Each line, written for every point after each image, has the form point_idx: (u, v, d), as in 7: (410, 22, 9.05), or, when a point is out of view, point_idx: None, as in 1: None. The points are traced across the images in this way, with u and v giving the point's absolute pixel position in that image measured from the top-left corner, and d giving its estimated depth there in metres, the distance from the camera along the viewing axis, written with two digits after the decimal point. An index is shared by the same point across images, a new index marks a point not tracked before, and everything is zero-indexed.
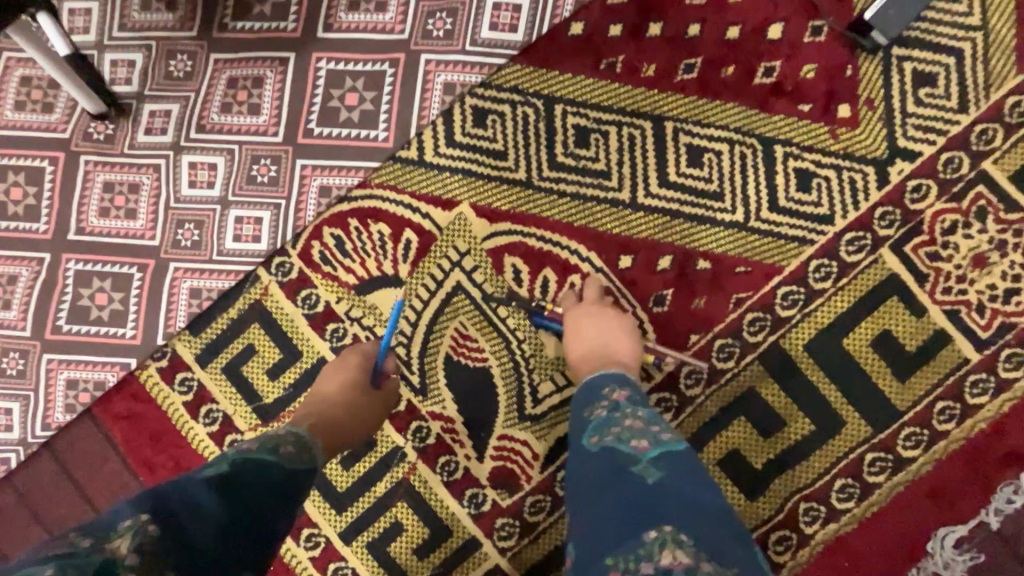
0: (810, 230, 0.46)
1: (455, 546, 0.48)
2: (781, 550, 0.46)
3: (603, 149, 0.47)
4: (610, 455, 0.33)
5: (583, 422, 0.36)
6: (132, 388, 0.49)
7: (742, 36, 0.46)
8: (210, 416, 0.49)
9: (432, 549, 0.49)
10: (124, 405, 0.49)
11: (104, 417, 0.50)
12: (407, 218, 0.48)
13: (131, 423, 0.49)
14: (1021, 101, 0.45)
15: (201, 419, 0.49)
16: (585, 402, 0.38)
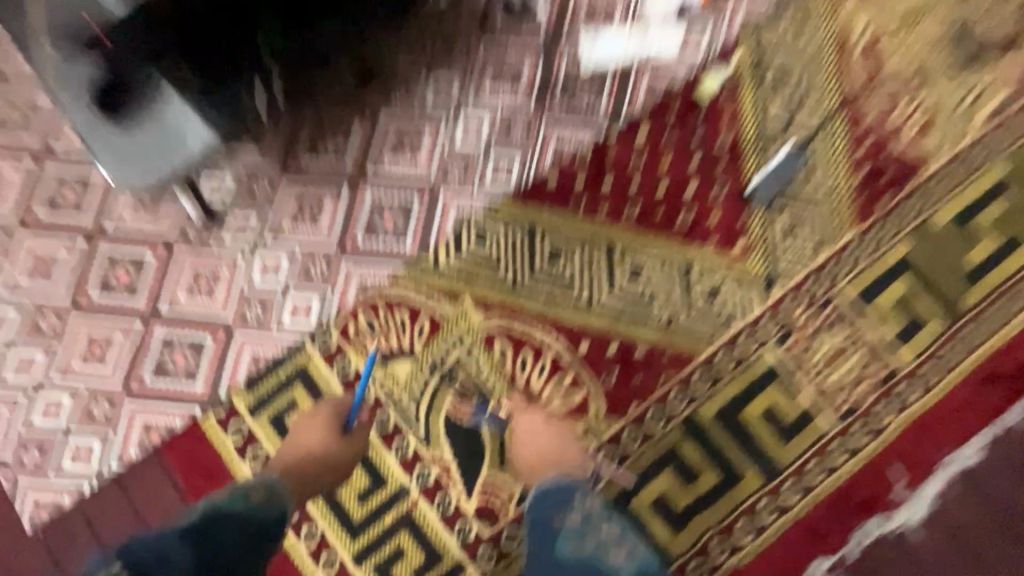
0: (716, 329, 0.64)
1: (444, 568, 0.61)
2: None
3: (569, 264, 0.65)
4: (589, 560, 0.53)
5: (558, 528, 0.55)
6: (194, 431, 0.62)
7: (668, 190, 0.66)
8: (254, 456, 0.62)
9: (426, 570, 0.61)
10: (186, 445, 0.62)
11: (168, 455, 0.62)
12: (422, 306, 0.64)
13: (190, 460, 0.62)
14: (858, 246, 0.65)
15: (247, 458, 0.62)
16: (556, 509, 0.56)
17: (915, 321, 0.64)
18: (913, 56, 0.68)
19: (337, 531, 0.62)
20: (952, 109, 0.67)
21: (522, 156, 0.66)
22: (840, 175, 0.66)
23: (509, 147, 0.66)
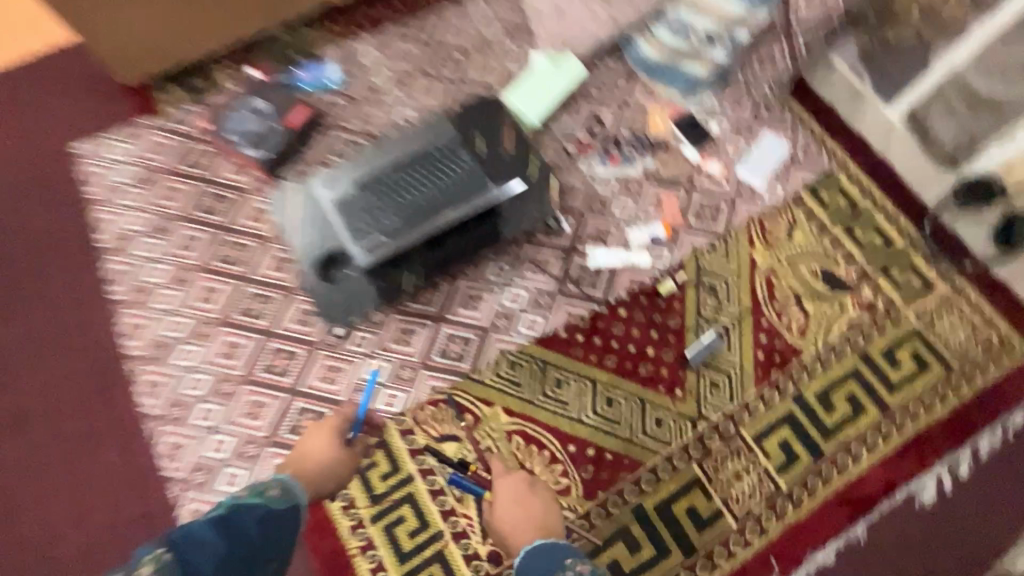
0: (659, 446, 0.97)
1: None
2: None
3: (566, 390, 1.00)
4: None
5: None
6: None
7: (635, 350, 1.02)
8: (344, 495, 0.93)
9: None
10: None
11: None
12: (468, 407, 0.98)
13: None
14: (756, 402, 1.00)
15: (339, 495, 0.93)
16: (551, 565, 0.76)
17: (791, 458, 0.96)
18: (798, 283, 1.08)
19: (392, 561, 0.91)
20: (821, 321, 1.05)
21: (544, 316, 1.04)
22: (748, 354, 1.03)
23: (536, 310, 1.04)
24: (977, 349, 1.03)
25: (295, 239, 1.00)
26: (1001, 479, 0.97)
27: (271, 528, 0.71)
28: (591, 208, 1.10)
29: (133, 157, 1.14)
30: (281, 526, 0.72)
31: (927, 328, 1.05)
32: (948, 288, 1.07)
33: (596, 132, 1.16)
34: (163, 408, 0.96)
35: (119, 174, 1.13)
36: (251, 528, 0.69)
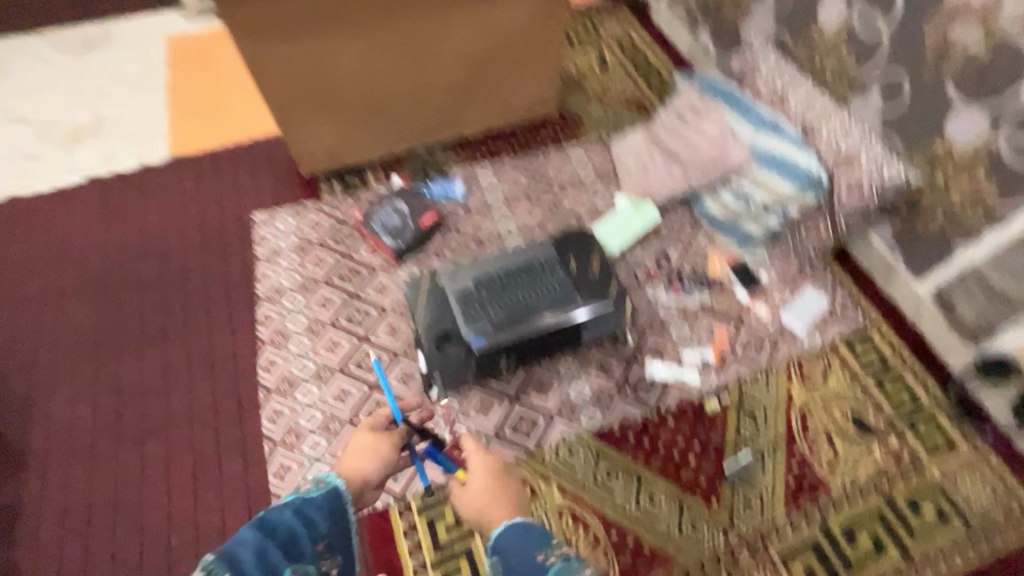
0: (693, 549, 1.09)
1: None
2: None
3: (615, 481, 1.14)
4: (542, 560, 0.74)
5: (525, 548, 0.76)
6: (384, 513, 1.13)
7: (679, 456, 1.17)
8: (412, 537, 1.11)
9: None
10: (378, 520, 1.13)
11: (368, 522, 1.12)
12: (528, 481, 1.14)
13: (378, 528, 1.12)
14: (785, 525, 1.11)
15: (410, 537, 1.11)
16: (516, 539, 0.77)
17: None
18: (831, 423, 1.22)
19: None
20: (851, 460, 1.17)
21: (603, 412, 1.21)
22: (780, 478, 1.15)
23: (597, 406, 1.21)
24: (999, 514, 1.12)
25: (418, 317, 1.14)
26: None
27: (310, 515, 0.78)
28: (653, 327, 1.31)
29: (296, 230, 1.46)
30: (319, 511, 0.79)
31: (952, 485, 1.15)
32: (974, 452, 1.18)
33: (664, 265, 1.40)
34: (282, 433, 1.18)
35: (283, 241, 1.44)
36: (287, 517, 0.75)
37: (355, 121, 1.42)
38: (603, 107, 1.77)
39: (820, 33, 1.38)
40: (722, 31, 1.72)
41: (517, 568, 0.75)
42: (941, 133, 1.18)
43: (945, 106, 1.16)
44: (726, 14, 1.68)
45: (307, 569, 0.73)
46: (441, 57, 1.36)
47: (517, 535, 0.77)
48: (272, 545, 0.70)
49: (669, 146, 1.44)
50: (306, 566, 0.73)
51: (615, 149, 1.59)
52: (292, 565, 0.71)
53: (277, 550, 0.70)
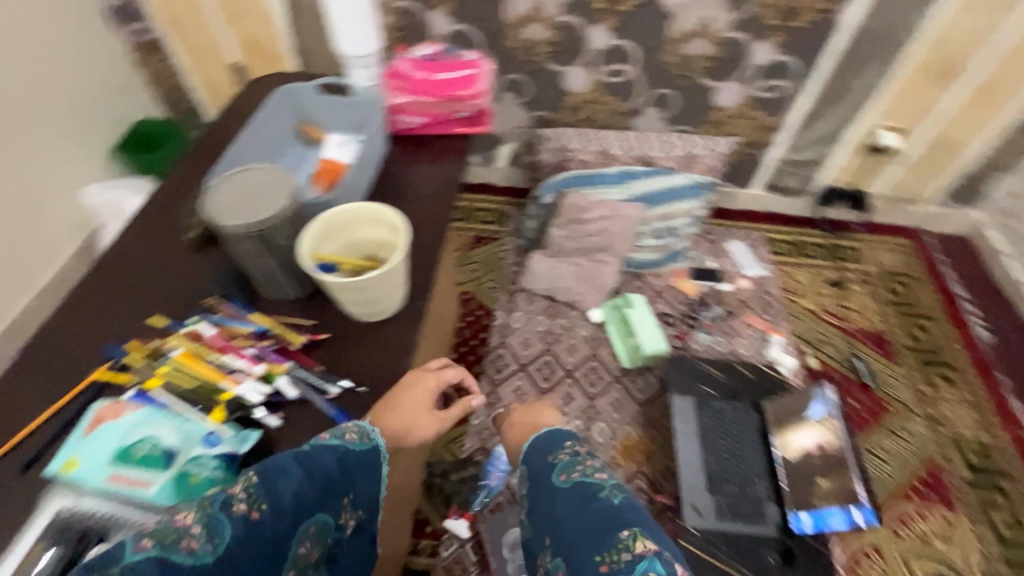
0: (927, 439, 1.33)
1: None
2: None
3: (873, 467, 1.27)
4: (572, 486, 0.62)
5: (552, 459, 0.66)
6: None
7: (855, 400, 1.39)
8: None
9: None
10: None
11: None
12: (867, 539, 1.16)
13: None
14: (916, 372, 1.45)
15: None
16: (545, 450, 0.68)
17: (950, 377, 1.45)
18: (839, 298, 1.61)
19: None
20: (868, 310, 1.59)
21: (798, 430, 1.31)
22: (880, 361, 1.47)
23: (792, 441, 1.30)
24: (904, 259, 1.71)
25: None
26: (980, 296, 1.63)
27: (347, 462, 0.53)
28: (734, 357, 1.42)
29: None
30: (356, 467, 0.54)
31: (889, 271, 1.68)
32: (871, 247, 1.74)
33: (676, 320, 1.49)
34: None
35: None
36: (337, 461, 0.52)
37: (390, 540, 0.95)
38: (462, 267, 1.65)
39: (575, 98, 1.58)
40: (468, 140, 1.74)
41: (539, 474, 0.66)
42: (712, 105, 1.54)
43: (703, 91, 1.51)
44: None
45: (320, 524, 0.51)
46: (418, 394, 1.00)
47: (544, 431, 0.70)
48: (312, 486, 0.50)
49: (580, 245, 1.49)
50: (327, 523, 0.51)
51: (534, 285, 1.50)
52: (312, 518, 0.50)
53: (312, 490, 0.50)
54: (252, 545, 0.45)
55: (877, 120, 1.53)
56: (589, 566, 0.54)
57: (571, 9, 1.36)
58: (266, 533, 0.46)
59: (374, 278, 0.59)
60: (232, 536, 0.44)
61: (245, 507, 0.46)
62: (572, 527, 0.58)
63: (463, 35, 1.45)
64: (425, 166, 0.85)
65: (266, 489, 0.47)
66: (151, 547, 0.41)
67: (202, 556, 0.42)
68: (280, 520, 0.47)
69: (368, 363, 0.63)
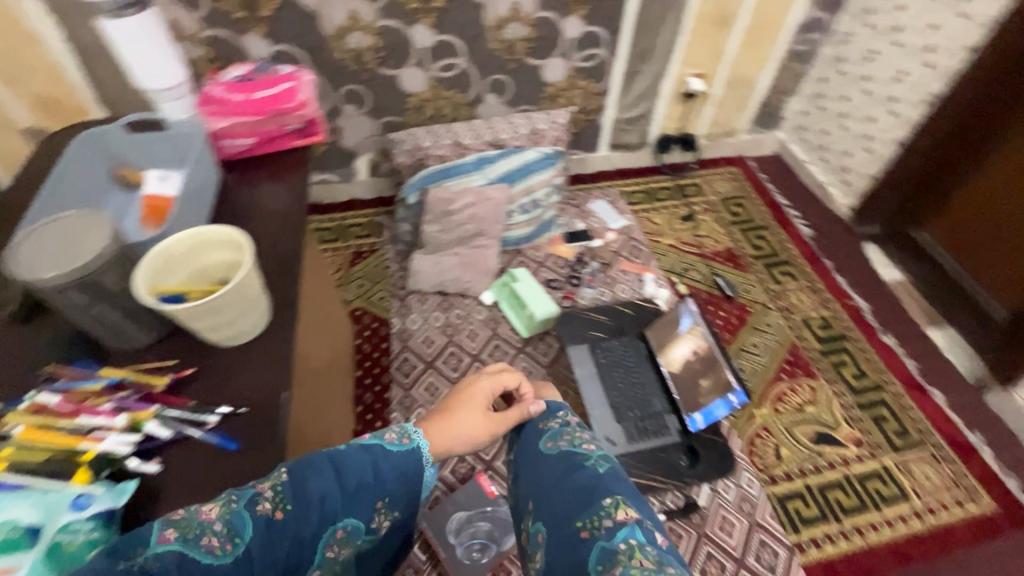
0: (784, 326, 1.55)
1: (886, 482, 1.25)
2: (887, 383, 1.44)
3: (748, 363, 1.46)
4: (563, 454, 0.67)
5: (542, 431, 0.71)
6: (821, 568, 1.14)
7: (722, 312, 1.58)
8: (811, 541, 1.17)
9: (887, 498, 1.23)
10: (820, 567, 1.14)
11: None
12: (756, 423, 1.34)
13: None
14: (764, 275, 1.69)
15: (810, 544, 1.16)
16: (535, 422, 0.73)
17: (789, 271, 1.70)
18: (692, 229, 1.82)
19: (888, 516, 1.20)
20: (716, 233, 1.81)
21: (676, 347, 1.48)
22: (734, 273, 1.69)
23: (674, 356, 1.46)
24: (735, 183, 1.97)
25: (661, 483, 1.06)
26: (798, 199, 1.92)
27: (380, 464, 0.58)
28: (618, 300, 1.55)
29: None
30: (391, 473, 0.58)
31: (725, 197, 1.93)
32: (707, 180, 1.98)
33: (561, 283, 1.59)
34: None
35: None
36: (369, 465, 0.57)
37: None
38: (346, 285, 1.62)
39: (417, 97, 1.62)
40: (322, 159, 1.72)
41: (527, 447, 0.71)
42: (544, 81, 1.66)
43: (533, 70, 1.62)
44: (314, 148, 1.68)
45: (350, 526, 0.55)
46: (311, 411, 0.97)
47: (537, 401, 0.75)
48: (340, 487, 0.54)
49: (455, 235, 1.53)
50: (357, 527, 0.55)
51: (422, 284, 1.53)
52: (342, 520, 0.54)
53: (341, 494, 0.54)
54: (271, 544, 0.50)
55: (683, 70, 1.74)
56: (570, 530, 0.60)
57: (388, 12, 1.40)
58: (292, 529, 0.51)
59: (225, 295, 0.58)
60: (253, 536, 0.49)
61: (269, 508, 0.50)
62: (556, 497, 0.63)
63: (286, 54, 1.43)
64: (266, 183, 0.84)
65: (294, 492, 0.52)
66: (176, 539, 0.46)
67: (222, 556, 0.47)
68: (307, 521, 0.52)
69: (245, 384, 0.62)
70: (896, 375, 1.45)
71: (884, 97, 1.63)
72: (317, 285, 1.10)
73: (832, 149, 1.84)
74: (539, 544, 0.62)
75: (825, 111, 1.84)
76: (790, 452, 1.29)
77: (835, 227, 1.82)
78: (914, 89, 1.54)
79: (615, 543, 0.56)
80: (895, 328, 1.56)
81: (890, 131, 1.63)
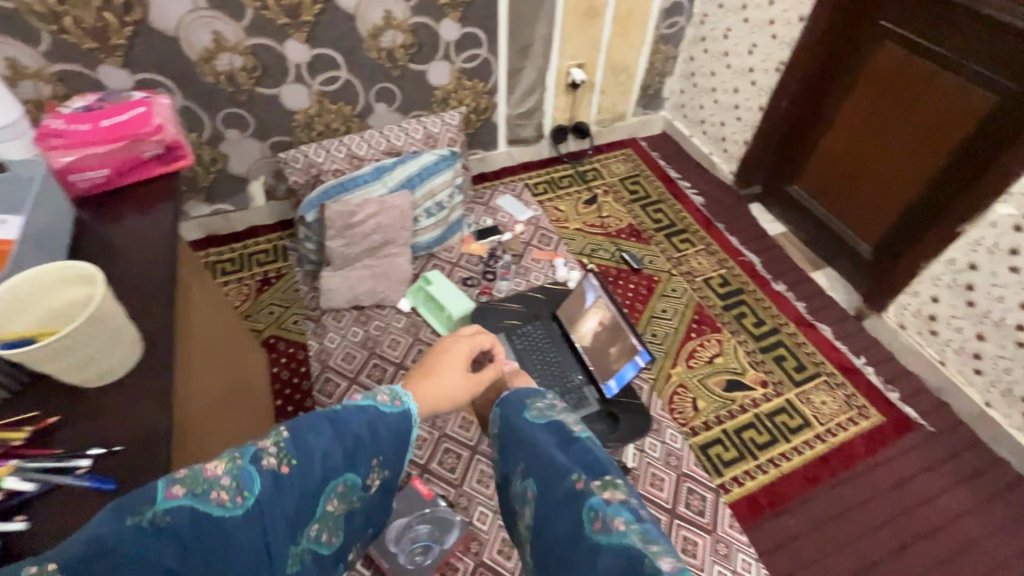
0: (688, 288, 1.66)
1: (791, 414, 1.37)
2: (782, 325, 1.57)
3: (660, 328, 1.55)
4: (548, 428, 0.55)
5: (523, 405, 0.59)
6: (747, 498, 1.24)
7: (632, 285, 1.67)
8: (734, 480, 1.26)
9: (794, 428, 1.35)
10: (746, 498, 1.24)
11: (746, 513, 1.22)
12: (674, 383, 1.43)
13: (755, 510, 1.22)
14: (665, 244, 1.80)
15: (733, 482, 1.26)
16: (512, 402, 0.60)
17: (687, 237, 1.82)
18: (596, 211, 1.90)
19: (796, 444, 1.32)
20: (618, 212, 1.90)
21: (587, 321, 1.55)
22: (638, 247, 1.78)
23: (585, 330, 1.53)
24: (630, 163, 2.09)
25: None
26: (688, 170, 2.06)
27: (376, 422, 0.54)
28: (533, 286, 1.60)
29: None
30: (388, 429, 0.55)
31: (622, 177, 2.03)
32: (604, 163, 2.08)
33: (476, 279, 1.62)
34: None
35: None
36: (365, 422, 0.53)
37: None
38: (255, 314, 1.56)
39: (303, 113, 1.58)
40: (212, 188, 1.64)
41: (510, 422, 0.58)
42: (431, 84, 1.68)
43: (418, 75, 1.64)
44: (201, 178, 1.60)
45: (350, 483, 0.53)
46: (201, 406, 0.89)
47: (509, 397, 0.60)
48: (339, 444, 0.51)
49: (362, 247, 1.52)
50: (355, 483, 0.53)
51: (335, 301, 1.49)
52: (342, 477, 0.51)
53: (342, 451, 0.51)
54: (276, 502, 0.46)
55: (564, 62, 1.82)
56: (563, 498, 0.48)
57: (255, 30, 1.36)
58: (292, 486, 0.47)
59: (76, 330, 0.54)
60: (261, 490, 0.45)
61: (274, 463, 0.47)
62: (546, 460, 0.52)
63: (150, 82, 1.36)
64: (130, 214, 0.80)
65: (296, 448, 0.48)
66: (183, 493, 0.42)
67: (232, 508, 0.44)
68: (308, 477, 0.48)
69: (121, 421, 0.59)
70: (788, 316, 1.59)
71: (744, 69, 1.79)
72: (209, 313, 1.05)
73: (710, 121, 1.99)
74: (526, 514, 0.51)
75: (698, 87, 1.98)
76: (706, 403, 1.39)
77: (722, 192, 1.97)
78: (767, 58, 1.69)
79: (608, 509, 0.45)
80: (783, 275, 1.71)
81: (754, 99, 1.78)
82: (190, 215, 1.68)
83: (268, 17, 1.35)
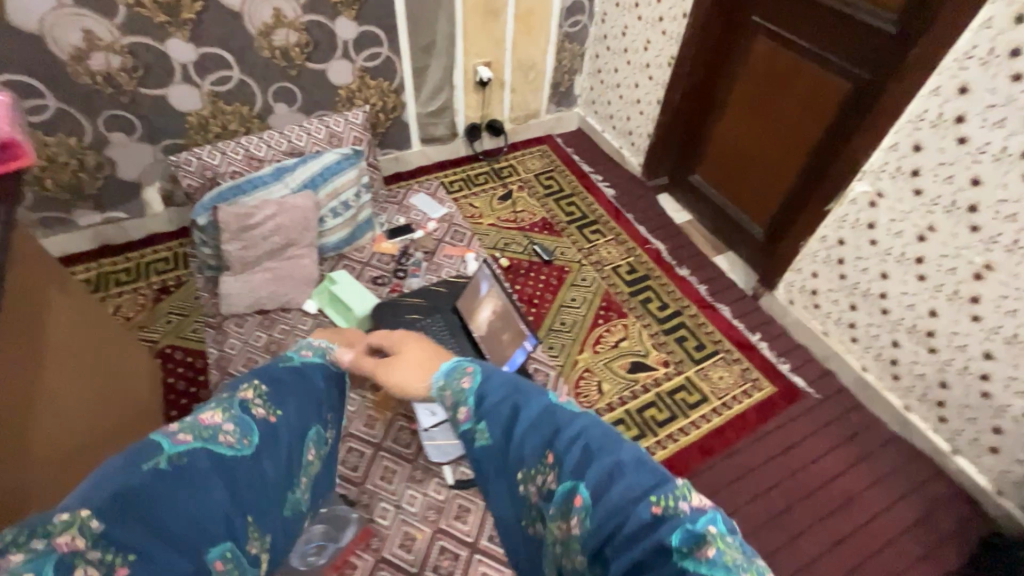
0: (596, 276, 1.71)
1: (689, 390, 1.44)
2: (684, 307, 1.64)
3: (568, 316, 1.59)
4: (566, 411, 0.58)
5: (531, 388, 0.62)
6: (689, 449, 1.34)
7: (542, 277, 1.70)
8: None
9: (692, 403, 1.41)
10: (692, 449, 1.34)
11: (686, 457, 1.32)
12: (579, 368, 1.46)
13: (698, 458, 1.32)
14: (576, 236, 1.84)
15: None
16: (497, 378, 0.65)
17: (598, 228, 1.87)
18: (509, 207, 1.93)
19: (694, 418, 1.38)
20: (531, 206, 1.94)
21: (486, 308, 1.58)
22: (550, 239, 1.82)
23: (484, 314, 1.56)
24: (544, 158, 2.13)
25: None
26: (600, 164, 2.12)
27: (321, 377, 0.72)
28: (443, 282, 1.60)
29: None
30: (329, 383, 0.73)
31: (537, 172, 2.07)
32: (519, 160, 2.11)
33: (387, 278, 1.61)
34: None
35: None
36: (319, 376, 0.71)
37: None
38: (152, 325, 1.50)
39: (196, 115, 1.53)
40: (100, 196, 1.57)
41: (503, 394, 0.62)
42: (333, 84, 1.66)
43: (317, 74, 1.62)
44: (87, 185, 1.52)
45: (315, 433, 0.68)
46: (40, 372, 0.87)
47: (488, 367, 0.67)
48: (305, 395, 0.66)
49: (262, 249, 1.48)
50: (319, 433, 0.69)
51: (235, 306, 1.45)
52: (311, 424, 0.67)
53: (308, 402, 0.66)
54: (275, 444, 0.59)
55: (470, 60, 1.84)
56: (639, 511, 0.47)
57: (131, 28, 1.31)
58: (280, 431, 0.60)
59: None
60: (259, 437, 0.57)
61: (262, 412, 0.59)
62: (582, 453, 0.52)
63: (16, 83, 1.29)
64: None
65: (276, 400, 0.62)
66: (193, 438, 0.52)
67: (239, 448, 0.54)
68: (288, 424, 0.61)
69: None
70: (689, 298, 1.67)
71: (642, 65, 1.86)
72: (74, 322, 1.00)
73: (618, 116, 2.06)
74: (574, 516, 0.50)
75: (605, 84, 2.05)
76: (610, 385, 1.43)
77: (631, 183, 2.04)
78: (661, 54, 1.77)
79: (698, 530, 0.44)
80: (686, 260, 1.79)
81: (653, 93, 1.86)
82: (78, 225, 1.59)
83: (144, 14, 1.30)
